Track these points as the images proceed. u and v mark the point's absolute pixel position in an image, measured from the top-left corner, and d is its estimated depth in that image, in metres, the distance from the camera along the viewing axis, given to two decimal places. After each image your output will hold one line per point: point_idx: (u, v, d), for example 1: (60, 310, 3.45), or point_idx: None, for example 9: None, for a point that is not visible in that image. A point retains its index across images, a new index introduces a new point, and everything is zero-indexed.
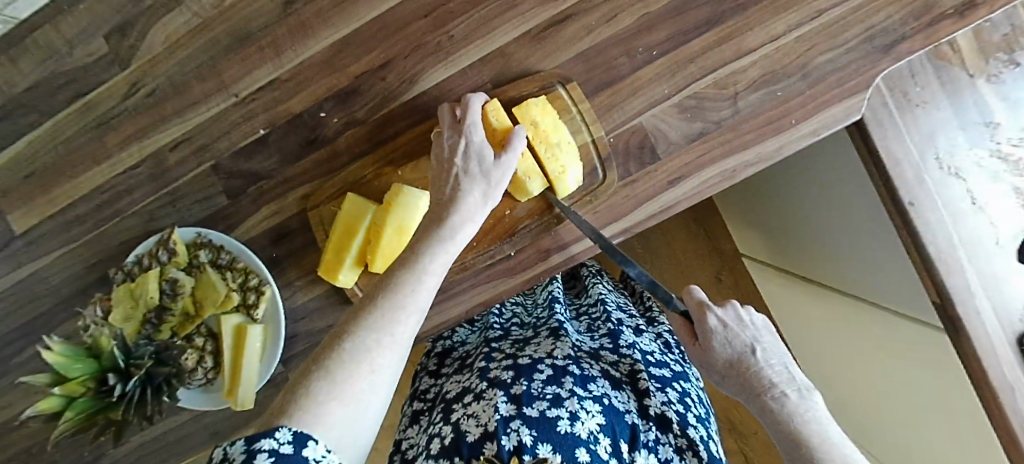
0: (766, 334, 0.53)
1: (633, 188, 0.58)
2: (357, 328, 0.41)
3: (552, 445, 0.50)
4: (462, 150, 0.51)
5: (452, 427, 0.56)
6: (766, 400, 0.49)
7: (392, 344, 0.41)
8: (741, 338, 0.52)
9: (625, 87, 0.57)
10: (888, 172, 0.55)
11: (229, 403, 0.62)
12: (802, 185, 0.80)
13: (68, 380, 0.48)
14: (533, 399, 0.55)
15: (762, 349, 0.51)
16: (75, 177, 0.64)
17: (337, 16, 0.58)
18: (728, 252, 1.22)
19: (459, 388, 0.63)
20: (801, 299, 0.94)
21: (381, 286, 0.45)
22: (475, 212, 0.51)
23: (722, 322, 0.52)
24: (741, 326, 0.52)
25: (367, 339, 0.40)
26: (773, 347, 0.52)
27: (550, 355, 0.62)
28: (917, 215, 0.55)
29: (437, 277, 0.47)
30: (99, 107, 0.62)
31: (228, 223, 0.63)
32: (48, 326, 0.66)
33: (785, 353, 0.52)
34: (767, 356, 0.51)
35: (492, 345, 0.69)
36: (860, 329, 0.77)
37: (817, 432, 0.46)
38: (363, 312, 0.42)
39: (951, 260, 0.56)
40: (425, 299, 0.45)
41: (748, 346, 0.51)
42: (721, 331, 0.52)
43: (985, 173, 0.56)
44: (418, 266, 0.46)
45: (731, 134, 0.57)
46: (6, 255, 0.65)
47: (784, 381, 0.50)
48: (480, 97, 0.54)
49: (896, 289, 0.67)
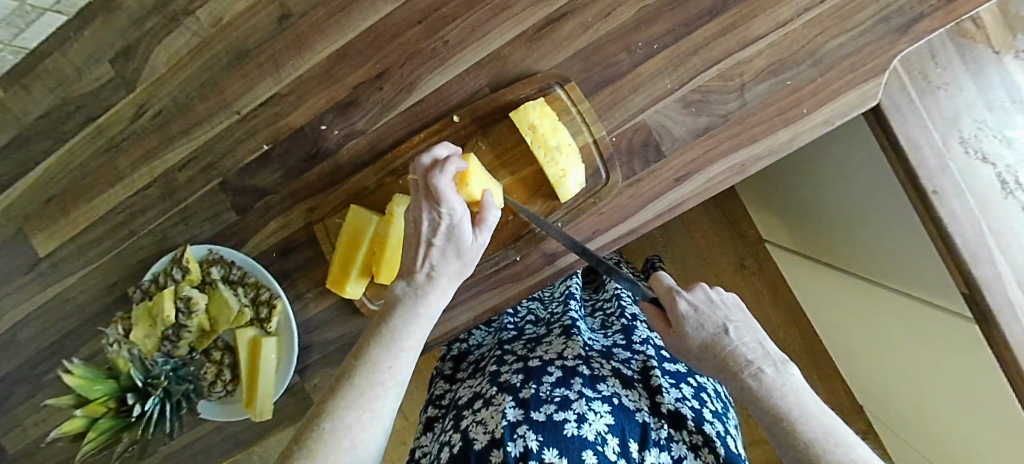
0: (739, 313, 0.50)
1: (638, 188, 0.57)
2: (336, 406, 0.43)
3: (559, 449, 0.49)
4: (444, 229, 0.47)
5: (461, 434, 0.56)
6: (742, 378, 0.46)
7: (372, 417, 0.44)
8: (711, 319, 0.49)
9: (626, 84, 0.55)
10: (909, 160, 0.53)
11: (248, 414, 0.63)
12: (820, 170, 0.77)
13: (89, 401, 0.50)
14: (541, 403, 0.55)
15: (735, 327, 0.49)
16: (91, 200, 0.65)
17: (331, 28, 0.58)
18: (750, 238, 1.19)
19: (471, 393, 0.63)
20: (830, 289, 0.90)
21: (358, 358, 0.46)
22: (448, 287, 0.50)
23: (693, 305, 0.50)
24: (711, 307, 0.50)
25: (346, 416, 0.43)
26: (746, 325, 0.49)
27: (559, 356, 0.62)
28: (941, 205, 0.53)
29: (417, 345, 0.48)
30: (109, 131, 0.64)
31: (238, 238, 0.64)
32: (76, 343, 0.69)
33: (759, 329, 0.50)
34: (739, 334, 0.48)
35: (504, 348, 0.70)
36: (892, 322, 0.73)
37: (797, 404, 0.44)
38: (342, 386, 0.44)
39: (980, 250, 0.53)
40: (403, 370, 0.46)
41: (720, 326, 0.49)
42: (691, 314, 0.49)
43: (1015, 154, 0.53)
44: (391, 338, 0.47)
45: (738, 127, 0.55)
46: (33, 278, 0.68)
47: (758, 357, 0.47)
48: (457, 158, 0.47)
49: (914, 274, 0.65)
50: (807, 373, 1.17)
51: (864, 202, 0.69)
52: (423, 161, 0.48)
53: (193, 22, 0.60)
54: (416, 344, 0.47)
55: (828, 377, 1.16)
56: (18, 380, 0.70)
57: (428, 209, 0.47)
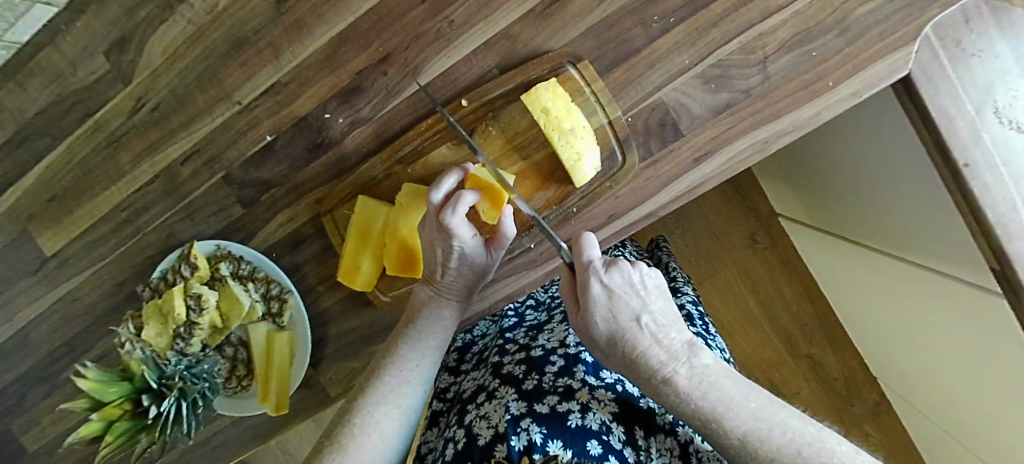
0: (659, 300, 0.44)
1: (656, 169, 0.55)
2: (364, 402, 0.46)
3: (563, 441, 0.47)
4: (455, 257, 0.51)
5: (465, 430, 0.54)
6: (656, 382, 0.41)
7: (399, 413, 0.46)
8: (623, 310, 0.42)
9: (641, 61, 0.53)
10: (940, 133, 0.50)
11: (265, 409, 0.63)
12: (841, 143, 0.75)
13: (105, 404, 0.50)
14: (543, 395, 0.54)
15: (648, 320, 0.42)
16: (94, 198, 0.64)
17: (331, 10, 0.55)
18: (764, 212, 1.16)
19: (474, 386, 0.62)
20: (847, 262, 0.90)
21: (385, 358, 0.50)
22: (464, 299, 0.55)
23: (608, 290, 0.43)
24: (629, 293, 0.43)
25: (375, 412, 0.45)
26: (664, 316, 0.43)
27: (561, 344, 0.61)
28: (974, 178, 0.51)
29: (441, 348, 0.52)
30: (108, 126, 0.62)
31: (246, 232, 0.63)
32: (89, 342, 0.68)
33: (677, 319, 0.44)
34: (651, 329, 0.42)
35: (506, 336, 0.69)
36: (917, 299, 0.72)
37: (719, 400, 0.39)
38: (370, 385, 0.48)
39: (1015, 225, 0.51)
40: (428, 370, 0.50)
41: (632, 320, 0.42)
42: (603, 303, 0.43)
43: None
44: (420, 341, 0.51)
45: (761, 103, 0.52)
46: (41, 278, 0.67)
47: (670, 354, 0.41)
48: (453, 215, 0.49)
49: (936, 246, 0.64)
50: (821, 349, 1.16)
51: (888, 174, 0.67)
52: (449, 222, 0.49)
53: (187, 9, 0.57)
54: (439, 345, 0.52)
55: (842, 353, 1.15)
56: (33, 379, 0.70)
57: (441, 240, 0.51)
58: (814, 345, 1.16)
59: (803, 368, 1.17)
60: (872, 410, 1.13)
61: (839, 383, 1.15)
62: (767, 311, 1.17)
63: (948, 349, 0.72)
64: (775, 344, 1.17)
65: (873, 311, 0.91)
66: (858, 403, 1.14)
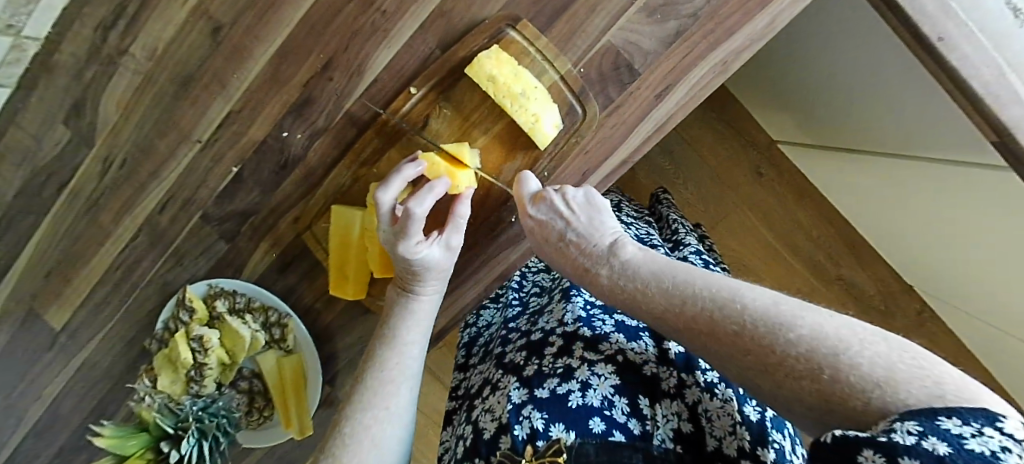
0: (586, 216, 0.49)
1: (620, 115, 0.54)
2: (355, 412, 0.47)
3: (565, 423, 0.46)
4: (410, 246, 0.51)
5: (472, 426, 0.54)
6: (589, 282, 0.46)
7: (388, 416, 0.48)
8: (552, 232, 0.49)
9: (580, 8, 0.51)
10: (906, 12, 0.47)
11: (288, 433, 0.64)
12: (817, 51, 0.72)
13: (128, 457, 0.52)
14: (544, 378, 0.51)
15: (572, 235, 0.48)
16: (85, 265, 0.65)
17: (265, 28, 0.55)
18: (761, 142, 1.12)
19: (482, 379, 0.61)
20: (854, 176, 0.87)
21: (366, 363, 0.51)
22: (431, 304, 0.55)
23: (538, 221, 0.50)
24: (552, 217, 0.49)
25: (364, 419, 0.47)
26: (593, 228, 0.48)
27: (561, 323, 0.57)
28: (951, 51, 0.47)
29: (418, 342, 0.53)
30: (84, 191, 0.63)
31: (235, 266, 0.63)
32: (115, 405, 0.69)
33: (606, 225, 0.48)
34: (576, 242, 0.48)
35: (510, 326, 0.67)
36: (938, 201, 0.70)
37: (635, 287, 0.42)
38: (356, 393, 0.49)
39: (1004, 91, 0.48)
40: (412, 365, 0.51)
41: (558, 238, 0.49)
42: (538, 232, 0.50)
43: None
44: (397, 339, 0.52)
45: (711, 24, 0.50)
46: (57, 353, 0.68)
47: (592, 258, 0.46)
48: (418, 205, 0.49)
49: (940, 137, 0.63)
50: (849, 267, 1.12)
51: (876, 71, 0.65)
52: (415, 213, 0.49)
53: (130, 60, 0.58)
54: (416, 337, 0.53)
55: (873, 268, 1.11)
56: (74, 450, 0.72)
57: (391, 222, 0.51)
58: (842, 266, 1.12)
59: (835, 292, 1.13)
60: (916, 320, 1.10)
61: (878, 299, 1.11)
62: (785, 240, 1.14)
63: (1000, 255, 0.69)
64: (801, 272, 1.14)
65: (893, 219, 0.87)
66: (899, 317, 1.10)
